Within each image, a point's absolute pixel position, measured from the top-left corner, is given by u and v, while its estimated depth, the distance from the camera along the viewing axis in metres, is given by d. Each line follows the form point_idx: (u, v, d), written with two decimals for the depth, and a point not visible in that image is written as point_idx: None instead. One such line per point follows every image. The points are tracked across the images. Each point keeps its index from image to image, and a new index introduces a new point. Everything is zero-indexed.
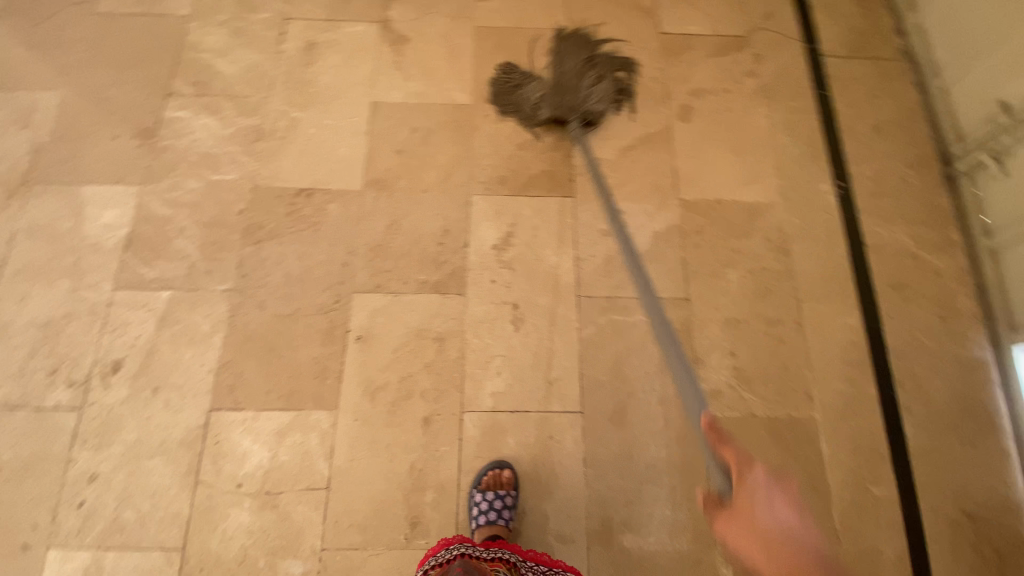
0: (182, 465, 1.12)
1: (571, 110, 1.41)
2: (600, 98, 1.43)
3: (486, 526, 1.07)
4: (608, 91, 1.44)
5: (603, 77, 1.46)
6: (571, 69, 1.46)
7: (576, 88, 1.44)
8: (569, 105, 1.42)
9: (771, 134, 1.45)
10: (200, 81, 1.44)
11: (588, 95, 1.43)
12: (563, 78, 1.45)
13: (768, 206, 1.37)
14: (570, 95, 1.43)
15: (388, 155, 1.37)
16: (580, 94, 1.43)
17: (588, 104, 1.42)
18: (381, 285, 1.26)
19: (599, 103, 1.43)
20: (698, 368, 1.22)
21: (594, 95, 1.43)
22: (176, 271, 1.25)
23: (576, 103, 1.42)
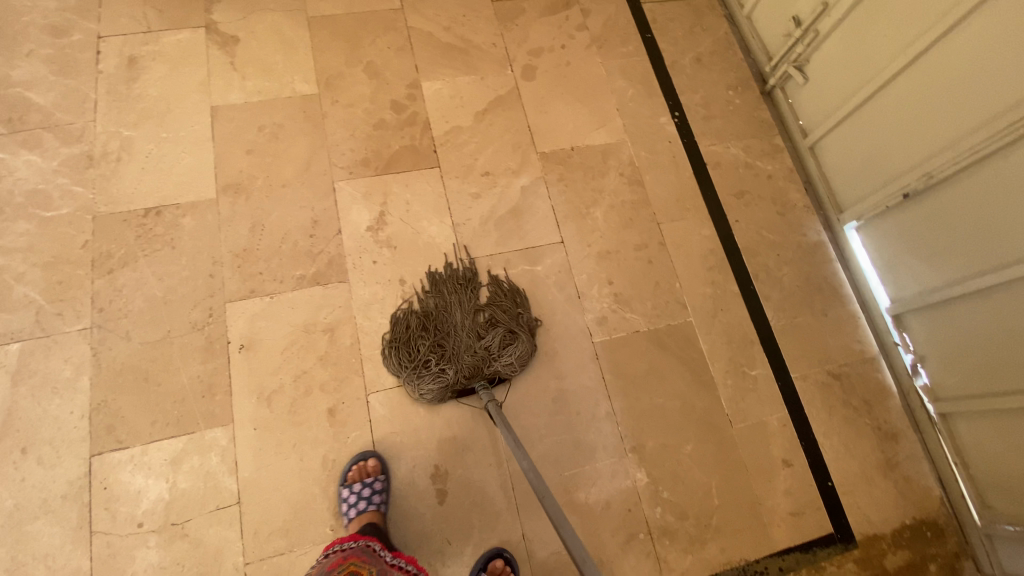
0: (70, 521, 1.03)
1: (473, 376, 1.17)
2: (508, 358, 1.19)
3: (359, 518, 1.06)
4: (517, 345, 1.21)
5: (503, 322, 1.22)
6: (461, 324, 1.22)
7: (475, 349, 1.18)
8: (472, 374, 1.17)
9: (609, 79, 1.56)
10: (12, 117, 1.32)
11: (493, 352, 1.18)
12: (456, 339, 1.19)
13: (617, 144, 1.48)
14: (472, 359, 1.17)
15: (240, 159, 1.33)
16: (484, 357, 1.18)
17: (492, 363, 1.18)
18: (256, 289, 1.22)
19: (508, 360, 1.19)
20: (582, 302, 1.30)
21: (501, 349, 1.19)
22: (21, 321, 1.14)
23: (481, 367, 1.18)
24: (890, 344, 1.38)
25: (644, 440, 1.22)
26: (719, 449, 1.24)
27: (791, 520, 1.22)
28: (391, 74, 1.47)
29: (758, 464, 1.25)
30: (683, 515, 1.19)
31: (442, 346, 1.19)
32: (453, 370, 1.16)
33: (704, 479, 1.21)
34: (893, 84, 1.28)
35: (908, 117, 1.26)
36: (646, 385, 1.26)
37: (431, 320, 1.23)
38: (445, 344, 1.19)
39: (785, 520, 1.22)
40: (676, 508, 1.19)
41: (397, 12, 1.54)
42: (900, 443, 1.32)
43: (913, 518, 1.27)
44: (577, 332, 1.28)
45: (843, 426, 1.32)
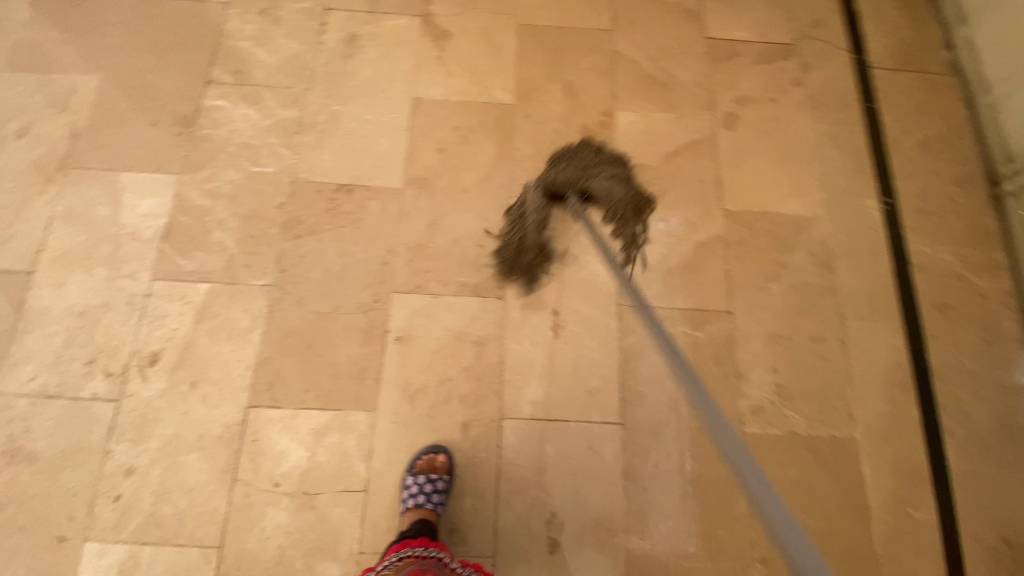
0: (219, 462, 1.11)
1: (568, 184, 1.30)
2: (606, 189, 1.31)
3: (414, 510, 1.06)
4: (615, 184, 1.32)
5: (613, 170, 1.34)
6: (578, 154, 1.34)
7: (582, 175, 1.31)
8: (567, 182, 1.30)
9: (816, 145, 1.43)
10: (239, 70, 1.40)
11: (593, 175, 1.32)
12: (566, 162, 1.33)
13: (812, 220, 1.35)
14: (573, 174, 1.31)
15: (430, 154, 1.35)
16: (582, 173, 1.31)
17: (589, 179, 1.31)
18: (421, 286, 1.25)
19: (604, 189, 1.31)
20: (740, 382, 1.20)
21: (600, 176, 1.32)
22: (215, 264, 1.23)
23: (577, 181, 1.31)
24: None
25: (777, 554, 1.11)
26: None
27: None
28: (588, 97, 1.43)
29: None
30: None
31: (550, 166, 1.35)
32: (553, 176, 1.31)
33: None
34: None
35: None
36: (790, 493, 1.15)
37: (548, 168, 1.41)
38: (557, 163, 1.33)
39: None
40: None
41: (607, 34, 1.49)
42: None
43: None
44: (728, 414, 1.18)
45: None
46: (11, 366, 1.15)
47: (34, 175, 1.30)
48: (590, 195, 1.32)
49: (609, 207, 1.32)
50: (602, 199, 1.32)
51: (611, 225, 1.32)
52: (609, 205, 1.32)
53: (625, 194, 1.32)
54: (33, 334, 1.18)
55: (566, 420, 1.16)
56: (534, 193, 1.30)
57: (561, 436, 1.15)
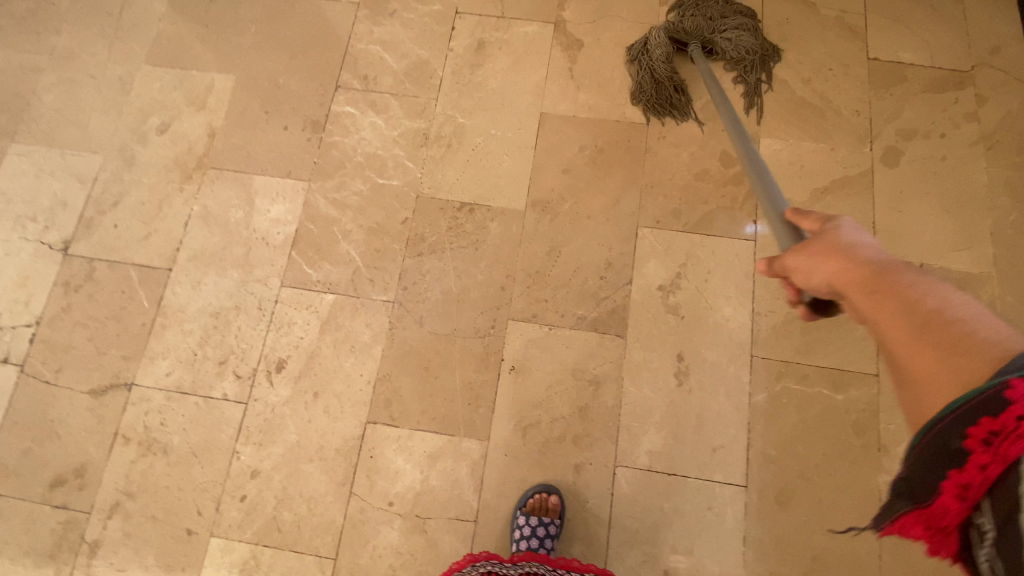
0: (337, 474, 1.14)
1: (694, 33, 1.32)
2: (734, 39, 1.32)
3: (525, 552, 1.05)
4: (745, 34, 1.33)
5: (742, 19, 1.35)
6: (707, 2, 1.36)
7: (710, 23, 1.33)
8: (694, 30, 1.32)
9: (990, 192, 1.26)
10: (368, 75, 1.39)
11: (721, 34, 1.32)
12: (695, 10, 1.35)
13: (978, 278, 1.20)
14: (702, 25, 1.32)
15: (555, 174, 1.30)
16: (710, 26, 1.33)
17: (716, 32, 1.32)
18: (539, 316, 1.21)
19: (732, 39, 1.32)
20: (882, 456, 1.10)
21: (728, 28, 1.33)
22: (340, 275, 1.24)
23: (703, 31, 1.32)
24: None
25: None
26: None
27: None
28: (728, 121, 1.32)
29: None
30: None
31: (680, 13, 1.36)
32: (680, 21, 1.32)
33: None
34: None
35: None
36: None
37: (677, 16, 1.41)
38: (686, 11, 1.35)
39: None
40: None
41: None
42: None
43: None
44: (864, 489, 1.09)
45: None
46: (152, 360, 1.22)
47: (173, 172, 1.35)
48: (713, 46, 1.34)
49: (731, 59, 1.34)
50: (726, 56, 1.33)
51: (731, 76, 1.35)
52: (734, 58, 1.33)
53: (752, 49, 1.33)
54: (171, 330, 1.23)
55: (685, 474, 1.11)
56: (660, 32, 1.33)
57: (679, 490, 1.10)
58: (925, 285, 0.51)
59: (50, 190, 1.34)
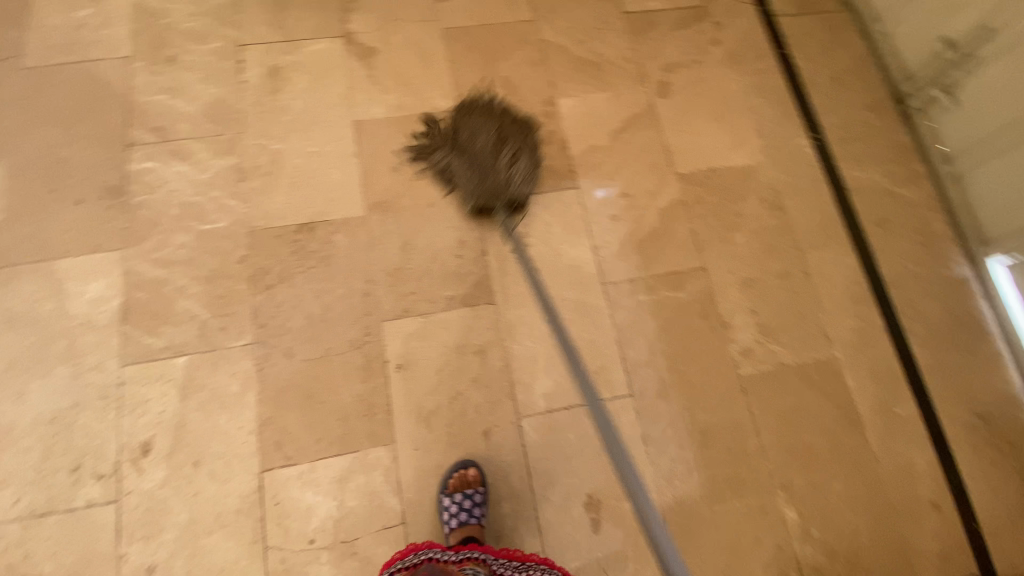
0: (245, 534, 1.06)
1: (495, 197, 1.30)
2: (523, 174, 1.33)
3: (459, 529, 1.07)
4: (527, 160, 1.34)
5: (512, 139, 1.35)
6: (474, 143, 1.34)
7: (493, 167, 1.31)
8: (494, 197, 1.30)
9: (745, 97, 1.52)
10: (161, 126, 1.32)
11: (515, 177, 1.32)
12: (472, 157, 1.32)
13: (756, 166, 1.45)
14: (493, 178, 1.30)
15: (385, 174, 1.33)
16: (504, 183, 1.30)
17: (512, 186, 1.31)
18: (409, 309, 1.24)
19: (525, 182, 1.33)
20: (728, 331, 1.28)
21: (516, 174, 1.32)
22: (187, 334, 1.16)
23: (502, 191, 1.30)
24: None
25: (793, 477, 1.21)
26: (866, 487, 1.23)
27: (942, 564, 1.20)
28: (527, 89, 1.45)
29: (906, 506, 1.23)
30: (833, 554, 1.17)
31: (468, 170, 1.31)
32: (478, 190, 1.29)
33: (853, 519, 1.20)
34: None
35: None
36: (793, 420, 1.24)
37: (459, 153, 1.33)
38: (462, 163, 1.32)
39: (934, 563, 1.20)
40: (826, 547, 1.17)
41: (530, 24, 1.51)
42: None
43: None
44: (724, 362, 1.26)
45: (990, 469, 1.27)
46: None
47: None
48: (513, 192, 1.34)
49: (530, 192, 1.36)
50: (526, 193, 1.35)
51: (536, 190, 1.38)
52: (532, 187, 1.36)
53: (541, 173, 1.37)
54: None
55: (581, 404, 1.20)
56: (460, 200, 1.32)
57: (580, 420, 1.19)
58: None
59: None
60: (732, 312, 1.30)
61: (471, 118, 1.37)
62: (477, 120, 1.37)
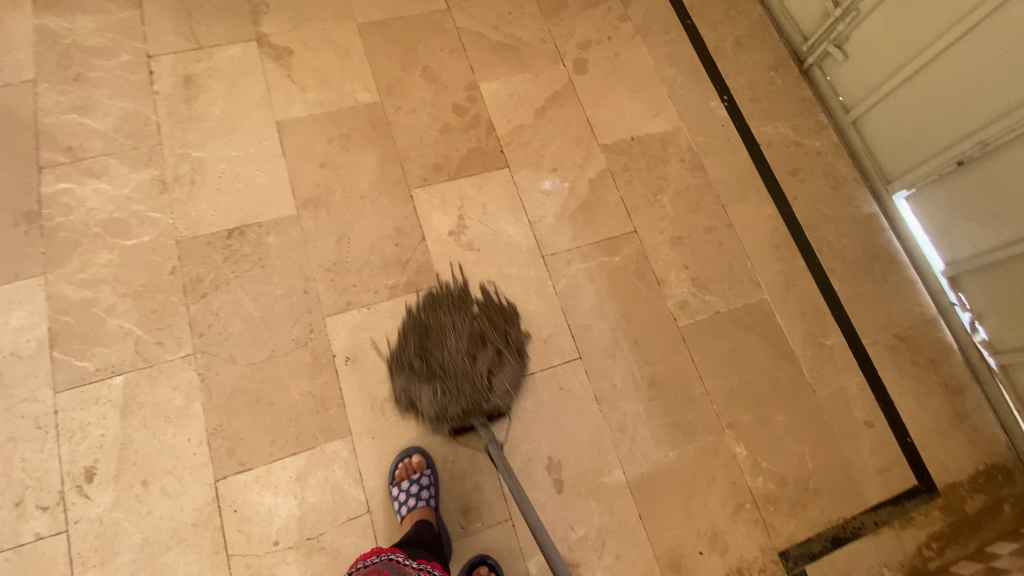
0: (206, 546, 1.04)
1: (472, 411, 1.14)
2: (503, 382, 1.18)
3: (410, 514, 1.07)
4: (508, 364, 1.20)
5: (489, 336, 1.22)
6: (448, 347, 1.18)
7: (470, 373, 1.16)
8: (471, 408, 1.14)
9: (657, 67, 1.59)
10: (72, 145, 1.27)
11: (495, 378, 1.18)
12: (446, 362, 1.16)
13: (674, 131, 1.52)
14: (472, 382, 1.15)
15: (313, 172, 1.33)
16: (482, 392, 1.15)
17: (492, 395, 1.16)
18: (353, 302, 1.24)
19: (506, 388, 1.18)
20: (664, 287, 1.34)
21: (496, 379, 1.18)
22: (122, 353, 1.13)
23: (480, 401, 1.15)
24: (948, 305, 1.45)
25: (739, 416, 1.28)
26: (806, 416, 1.31)
27: (880, 476, 1.30)
28: (448, 77, 1.48)
29: (843, 428, 1.32)
30: (783, 482, 1.25)
31: (439, 376, 1.15)
32: (452, 402, 1.13)
33: (798, 447, 1.28)
34: (956, 44, 1.31)
35: (963, 77, 1.31)
36: (734, 364, 1.31)
37: (429, 355, 1.18)
38: (435, 373, 1.15)
39: (874, 477, 1.29)
40: (775, 476, 1.25)
41: (445, 13, 1.54)
42: (966, 397, 1.39)
43: (985, 464, 1.34)
44: (664, 316, 1.32)
45: (913, 384, 1.38)
46: None
47: None
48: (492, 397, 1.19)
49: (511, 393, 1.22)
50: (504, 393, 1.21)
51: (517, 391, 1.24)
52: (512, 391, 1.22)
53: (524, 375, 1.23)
54: None
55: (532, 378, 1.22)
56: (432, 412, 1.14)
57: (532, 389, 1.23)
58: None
59: None
60: (666, 269, 1.36)
61: (442, 313, 1.23)
62: (448, 315, 1.23)
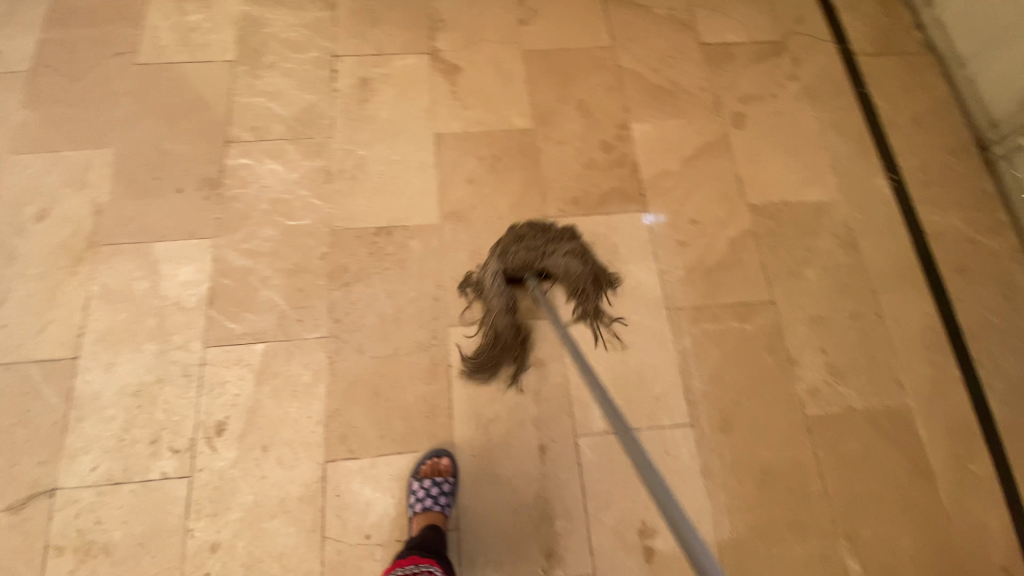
0: (306, 523, 1.09)
1: (524, 268, 1.22)
2: (561, 255, 1.24)
3: (422, 514, 1.07)
4: (571, 248, 1.26)
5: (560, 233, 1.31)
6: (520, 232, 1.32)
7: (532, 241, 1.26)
8: (523, 266, 1.22)
9: (820, 133, 1.51)
10: (258, 126, 1.40)
11: (550, 251, 1.24)
12: (509, 239, 1.25)
13: (830, 203, 1.43)
14: (528, 249, 1.23)
15: (460, 186, 1.38)
16: (537, 254, 1.23)
17: (545, 260, 1.23)
18: (474, 316, 1.26)
19: (562, 263, 1.24)
20: (795, 368, 1.26)
21: (556, 253, 1.24)
22: (267, 323, 1.22)
23: (532, 262, 1.23)
24: None
25: (858, 525, 1.16)
26: (937, 546, 1.16)
27: None
28: (602, 113, 1.48)
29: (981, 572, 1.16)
30: None
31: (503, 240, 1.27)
32: (508, 258, 1.23)
33: None
34: None
35: None
36: (859, 467, 1.20)
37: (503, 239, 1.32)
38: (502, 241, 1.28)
39: None
40: None
41: (609, 50, 1.55)
42: None
43: None
44: (789, 398, 1.24)
45: None
46: (72, 457, 1.11)
47: (61, 257, 1.26)
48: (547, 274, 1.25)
49: (568, 283, 1.26)
50: (560, 275, 1.25)
51: (574, 301, 1.27)
52: (569, 279, 1.26)
53: (585, 267, 1.26)
54: (88, 420, 1.14)
55: (594, 286, 1.27)
56: (489, 280, 1.23)
57: (590, 301, 1.27)
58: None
59: None
60: (799, 348, 1.28)
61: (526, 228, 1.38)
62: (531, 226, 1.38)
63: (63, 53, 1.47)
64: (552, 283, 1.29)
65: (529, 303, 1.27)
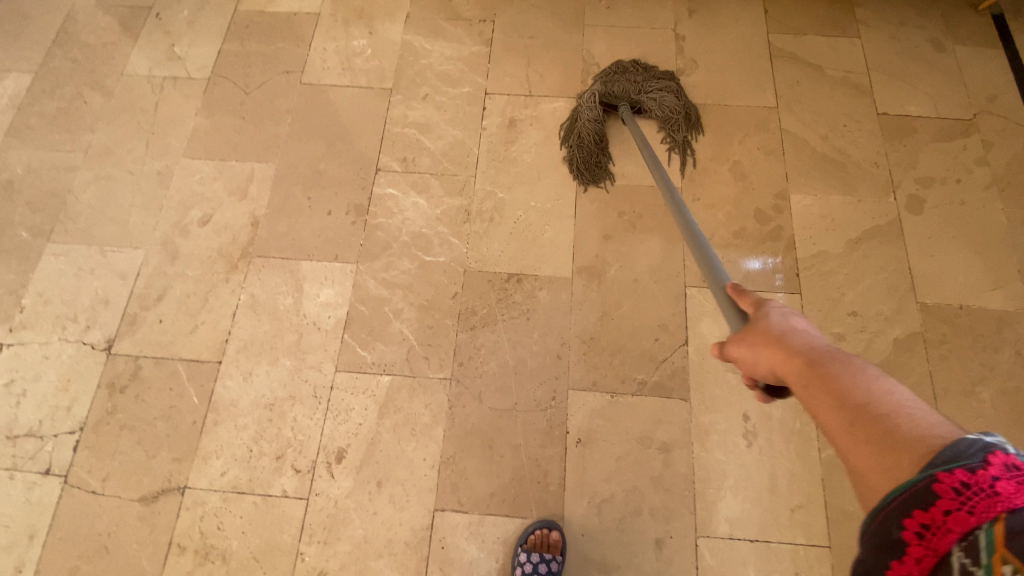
0: (410, 569, 1.09)
1: (621, 96, 1.40)
2: (656, 90, 1.41)
3: None
4: (667, 88, 1.41)
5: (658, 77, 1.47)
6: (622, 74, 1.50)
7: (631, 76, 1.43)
8: (621, 93, 1.40)
9: (1011, 231, 1.32)
10: (407, 157, 1.43)
11: (646, 87, 1.41)
12: (612, 74, 1.43)
13: (1017, 315, 1.24)
14: (627, 82, 1.41)
15: (597, 240, 1.33)
16: (635, 87, 1.40)
17: (641, 95, 1.40)
18: (598, 383, 1.21)
19: (657, 99, 1.40)
20: None
21: (652, 89, 1.41)
22: (395, 356, 1.23)
23: (630, 93, 1.40)
24: None
25: None
26: None
27: None
28: (757, 179, 1.38)
29: None
30: None
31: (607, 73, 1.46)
32: (608, 83, 1.41)
33: None
34: None
35: None
36: None
37: None
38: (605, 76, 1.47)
39: None
40: None
41: (771, 112, 1.45)
42: None
43: None
44: None
45: None
46: (205, 459, 1.18)
47: (218, 263, 1.34)
48: (640, 107, 1.42)
49: (660, 116, 1.41)
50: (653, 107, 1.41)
51: (663, 131, 1.41)
52: (661, 110, 1.41)
53: (677, 103, 1.41)
54: (223, 426, 1.20)
55: (684, 120, 1.41)
56: (587, 99, 1.41)
57: (680, 133, 1.41)
58: (874, 381, 0.50)
59: (90, 288, 1.33)
60: None
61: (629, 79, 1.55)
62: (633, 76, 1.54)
63: (238, 65, 1.57)
64: (644, 117, 1.44)
65: (618, 129, 1.44)
